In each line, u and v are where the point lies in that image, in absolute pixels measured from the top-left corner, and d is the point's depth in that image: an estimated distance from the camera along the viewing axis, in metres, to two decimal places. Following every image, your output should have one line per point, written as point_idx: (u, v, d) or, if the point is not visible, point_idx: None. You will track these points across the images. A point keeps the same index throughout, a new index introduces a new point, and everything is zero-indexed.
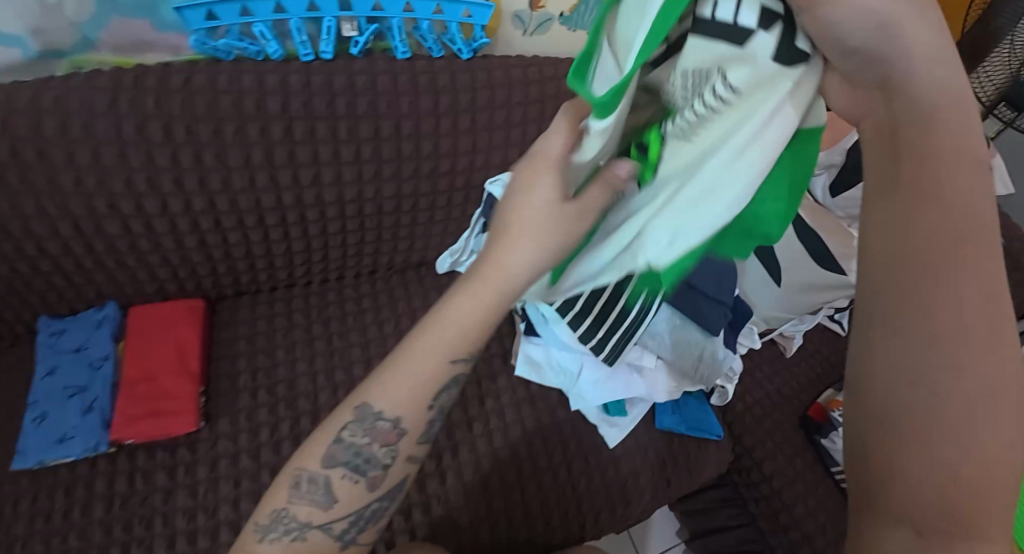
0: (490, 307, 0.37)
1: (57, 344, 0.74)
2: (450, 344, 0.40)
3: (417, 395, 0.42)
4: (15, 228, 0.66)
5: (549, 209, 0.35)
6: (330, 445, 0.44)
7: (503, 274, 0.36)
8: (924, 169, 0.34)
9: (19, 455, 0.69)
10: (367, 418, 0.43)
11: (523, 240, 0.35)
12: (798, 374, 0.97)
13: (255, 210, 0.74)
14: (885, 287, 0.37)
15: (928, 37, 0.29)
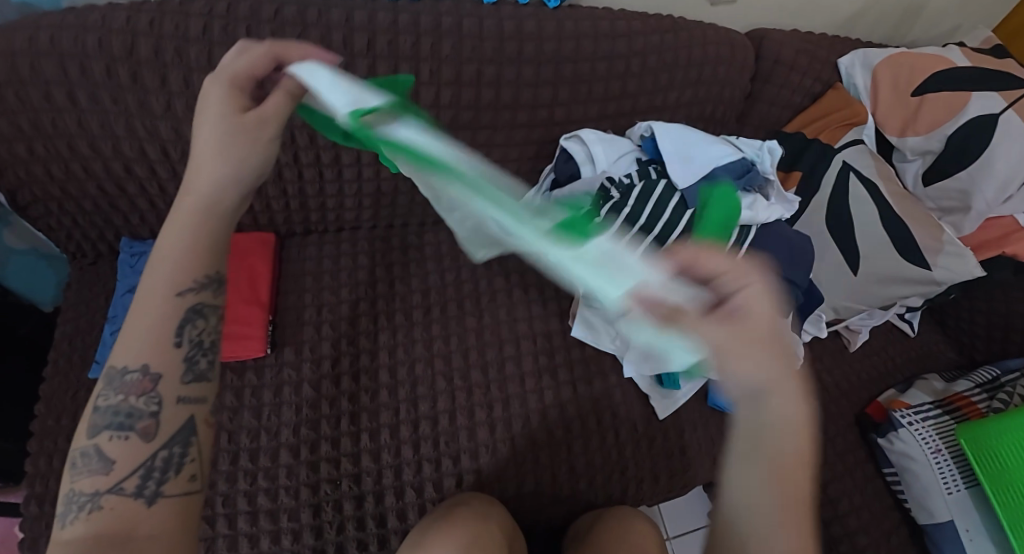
0: (192, 225, 0.40)
1: (138, 265, 0.79)
2: (188, 259, 0.40)
3: (157, 331, 0.39)
4: (106, 148, 0.70)
5: (224, 128, 0.41)
6: (98, 406, 0.38)
7: (208, 202, 0.41)
8: (769, 395, 0.42)
9: (98, 364, 0.74)
10: (119, 368, 0.38)
11: (206, 160, 0.40)
12: (859, 371, 0.94)
13: (333, 147, 0.77)
14: (756, 454, 0.43)
15: (761, 315, 0.40)
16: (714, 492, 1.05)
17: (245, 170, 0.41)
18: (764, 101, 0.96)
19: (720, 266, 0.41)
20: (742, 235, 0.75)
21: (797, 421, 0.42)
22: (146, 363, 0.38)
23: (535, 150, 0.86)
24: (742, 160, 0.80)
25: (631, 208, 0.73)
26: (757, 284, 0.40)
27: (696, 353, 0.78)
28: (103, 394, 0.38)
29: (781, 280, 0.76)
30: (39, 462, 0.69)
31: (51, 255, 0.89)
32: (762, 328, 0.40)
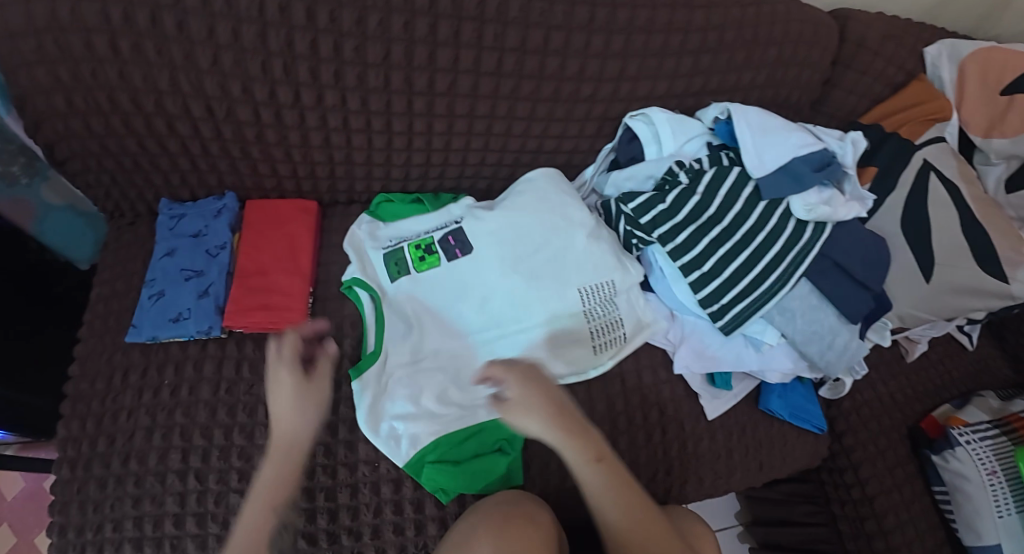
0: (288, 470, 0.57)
1: (177, 228, 0.77)
2: (268, 504, 0.55)
3: (257, 540, 0.52)
4: (148, 103, 0.67)
5: (295, 388, 0.59)
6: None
7: (288, 441, 0.58)
8: (575, 419, 0.56)
9: (134, 328, 0.71)
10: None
11: (287, 414, 0.58)
12: (914, 383, 0.90)
13: (384, 113, 0.72)
14: (597, 462, 0.55)
15: (575, 424, 0.56)
16: (745, 493, 1.02)
17: (314, 411, 0.60)
18: (843, 88, 0.88)
19: (528, 421, 0.55)
20: (813, 229, 0.74)
21: (573, 428, 0.56)
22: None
23: (596, 127, 0.81)
24: (824, 151, 0.75)
25: (700, 196, 0.73)
26: (532, 369, 0.59)
27: (750, 351, 0.77)
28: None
29: (855, 285, 0.73)
30: (72, 425, 0.68)
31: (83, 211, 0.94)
32: (575, 421, 0.56)
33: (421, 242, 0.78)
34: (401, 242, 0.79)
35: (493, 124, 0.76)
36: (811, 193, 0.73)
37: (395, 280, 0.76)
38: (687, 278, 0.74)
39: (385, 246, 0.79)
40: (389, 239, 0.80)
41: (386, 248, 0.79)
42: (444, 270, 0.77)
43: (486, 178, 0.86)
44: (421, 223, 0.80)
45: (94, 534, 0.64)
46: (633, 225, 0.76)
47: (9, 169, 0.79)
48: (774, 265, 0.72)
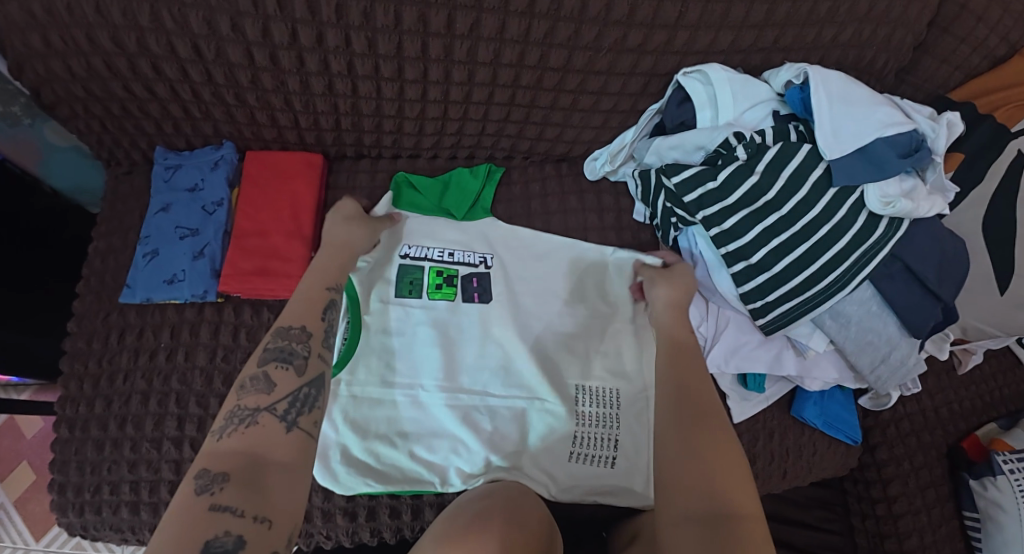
0: (341, 253, 0.59)
1: (172, 181, 0.72)
2: (314, 277, 0.54)
3: (311, 308, 0.50)
4: (130, 42, 0.60)
5: (342, 215, 0.63)
6: (268, 346, 0.45)
7: (340, 245, 0.60)
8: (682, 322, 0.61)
9: (128, 289, 0.68)
10: (286, 326, 0.47)
11: (339, 227, 0.62)
12: (962, 399, 0.82)
13: (395, 58, 0.63)
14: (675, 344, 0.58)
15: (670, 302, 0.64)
16: None
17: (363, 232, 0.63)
18: (936, 55, 0.75)
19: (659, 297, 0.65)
20: (886, 225, 0.63)
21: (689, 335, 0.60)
22: (304, 325, 0.48)
23: (641, 84, 0.70)
24: (914, 132, 0.63)
25: (758, 176, 0.64)
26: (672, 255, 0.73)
27: (792, 355, 0.70)
28: (271, 340, 0.46)
29: (927, 294, 0.64)
30: (71, 385, 0.68)
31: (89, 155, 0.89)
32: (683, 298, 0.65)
33: (446, 271, 0.73)
34: (423, 258, 0.73)
35: (520, 74, 0.66)
36: (891, 182, 0.62)
37: (400, 295, 0.71)
38: (731, 271, 0.66)
39: (403, 256, 0.73)
40: (410, 247, 0.74)
41: (404, 260, 0.73)
42: (454, 308, 0.72)
43: (510, 138, 0.76)
44: (445, 241, 0.75)
45: (92, 495, 0.66)
46: (674, 202, 0.68)
47: (9, 110, 0.75)
48: (834, 266, 0.63)
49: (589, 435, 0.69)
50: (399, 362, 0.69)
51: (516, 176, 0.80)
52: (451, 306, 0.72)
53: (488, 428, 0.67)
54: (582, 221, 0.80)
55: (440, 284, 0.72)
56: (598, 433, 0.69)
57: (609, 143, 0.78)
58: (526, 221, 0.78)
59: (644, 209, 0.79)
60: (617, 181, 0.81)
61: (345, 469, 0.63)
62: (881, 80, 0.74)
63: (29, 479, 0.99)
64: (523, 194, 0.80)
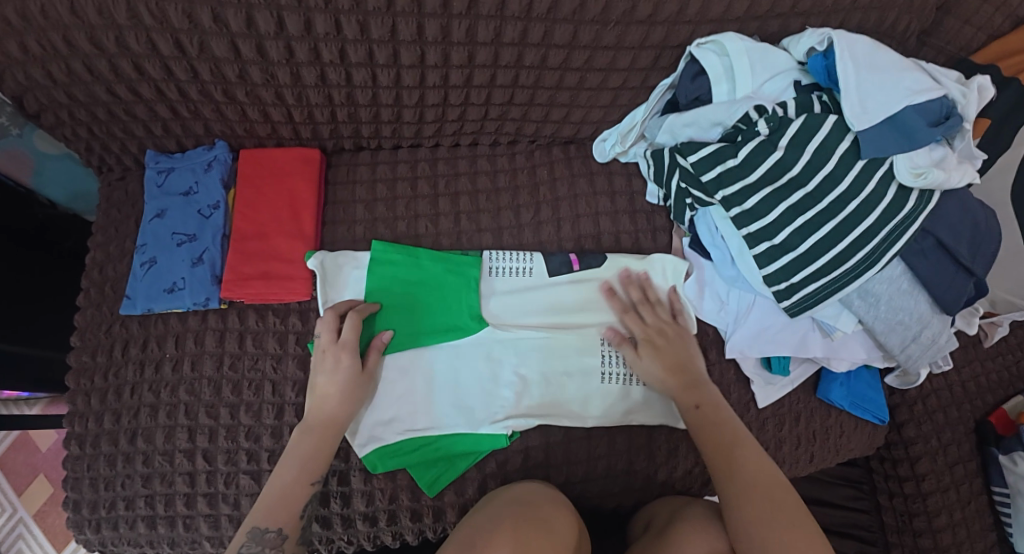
0: (320, 436, 0.55)
1: (165, 185, 0.69)
2: (304, 468, 0.53)
3: (287, 506, 0.51)
4: (108, 42, 0.56)
5: (348, 382, 0.57)
6: (241, 547, 0.46)
7: (330, 424, 0.56)
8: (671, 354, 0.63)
9: (128, 300, 0.66)
10: (263, 528, 0.48)
11: (333, 396, 0.57)
12: (988, 371, 0.78)
13: (390, 42, 0.59)
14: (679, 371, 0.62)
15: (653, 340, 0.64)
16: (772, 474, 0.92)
17: (348, 400, 0.57)
18: (960, 15, 0.70)
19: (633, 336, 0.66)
20: (917, 198, 0.60)
21: (688, 374, 0.61)
22: (281, 526, 0.49)
23: (652, 58, 0.66)
24: (944, 98, 0.58)
25: (781, 152, 0.60)
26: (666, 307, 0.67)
27: (818, 336, 0.67)
28: (246, 542, 0.47)
29: (959, 269, 0.61)
30: (78, 401, 0.67)
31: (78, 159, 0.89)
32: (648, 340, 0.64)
33: (457, 252, 0.70)
34: (494, 266, 0.70)
35: (524, 54, 0.62)
36: (920, 152, 0.58)
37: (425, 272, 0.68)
38: (753, 253, 0.63)
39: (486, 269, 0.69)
40: (493, 260, 0.70)
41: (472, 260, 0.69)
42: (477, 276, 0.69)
43: (514, 121, 0.72)
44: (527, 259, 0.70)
45: (108, 511, 0.65)
46: (691, 182, 0.65)
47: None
48: (863, 245, 0.60)
49: (617, 373, 0.67)
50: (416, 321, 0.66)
51: (521, 162, 0.76)
52: (496, 283, 0.69)
53: (514, 383, 0.66)
54: (594, 206, 0.74)
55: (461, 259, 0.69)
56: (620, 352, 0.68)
57: (618, 123, 0.74)
58: (535, 208, 0.74)
59: (656, 191, 0.74)
60: (627, 162, 0.76)
61: (375, 439, 0.62)
62: (902, 44, 0.70)
63: (46, 491, 1.04)
64: (531, 180, 0.75)
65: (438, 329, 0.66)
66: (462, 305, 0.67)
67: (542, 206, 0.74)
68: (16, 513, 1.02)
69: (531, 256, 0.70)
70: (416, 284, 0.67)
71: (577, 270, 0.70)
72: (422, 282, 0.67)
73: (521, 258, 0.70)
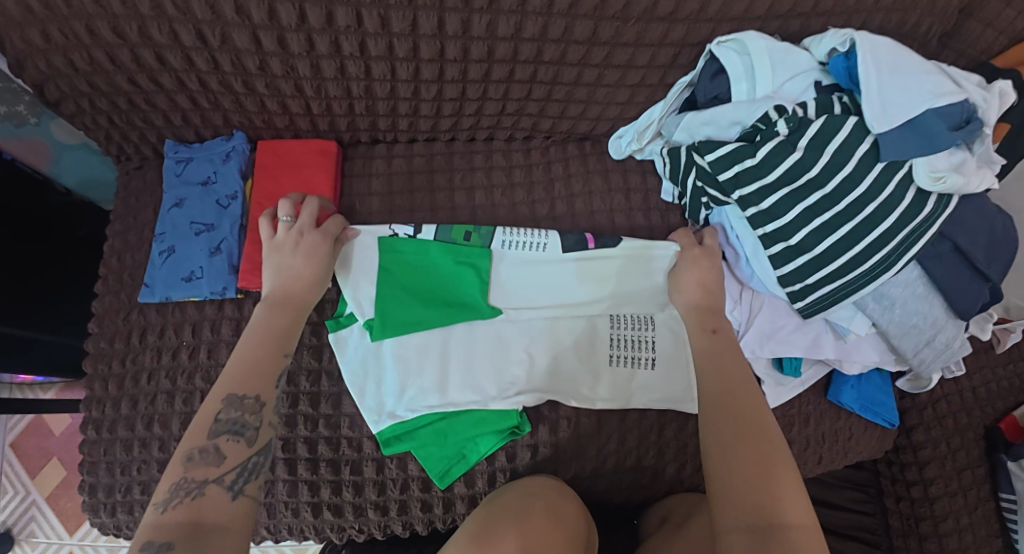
0: (287, 315, 0.55)
1: (184, 174, 0.70)
2: (276, 339, 0.53)
3: (266, 376, 0.50)
4: (132, 31, 0.57)
5: (306, 255, 0.59)
6: (219, 416, 0.45)
7: (297, 300, 0.57)
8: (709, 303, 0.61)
9: (147, 288, 0.67)
10: (240, 394, 0.47)
11: (300, 272, 0.58)
12: (999, 378, 0.78)
13: (410, 36, 0.59)
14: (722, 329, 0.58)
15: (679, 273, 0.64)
16: None
17: (314, 278, 0.59)
18: (982, 19, 0.69)
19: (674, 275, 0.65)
20: (935, 202, 0.59)
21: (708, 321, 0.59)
22: (257, 391, 0.48)
23: (671, 55, 0.65)
24: (965, 103, 0.58)
25: (801, 153, 0.60)
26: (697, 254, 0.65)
27: (830, 337, 0.68)
28: (225, 408, 0.46)
29: (974, 274, 0.61)
30: (96, 386, 0.68)
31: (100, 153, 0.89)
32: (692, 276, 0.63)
33: (468, 226, 0.69)
34: (507, 242, 0.69)
35: (543, 49, 0.62)
36: (940, 156, 0.58)
37: (439, 249, 0.67)
38: (768, 252, 0.63)
39: (500, 244, 0.69)
40: (505, 236, 0.69)
41: (486, 236, 0.69)
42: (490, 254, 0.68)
43: (531, 116, 0.72)
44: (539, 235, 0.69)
45: (123, 496, 0.66)
46: (707, 181, 0.65)
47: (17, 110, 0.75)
48: (880, 247, 0.60)
49: (629, 357, 0.68)
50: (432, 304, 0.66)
51: (537, 157, 0.76)
52: (512, 260, 0.69)
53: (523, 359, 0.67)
54: (608, 203, 0.74)
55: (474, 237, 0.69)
56: (634, 335, 0.69)
57: (634, 120, 0.74)
58: (550, 204, 0.74)
59: (671, 188, 0.74)
60: (643, 159, 0.76)
61: (390, 415, 0.63)
62: (923, 47, 0.70)
63: (60, 474, 1.06)
64: (546, 175, 0.75)
65: (456, 313, 0.66)
66: (477, 281, 0.67)
67: (557, 202, 0.74)
68: (29, 495, 1.04)
69: (546, 233, 0.69)
70: (427, 260, 0.67)
71: (592, 249, 0.69)
72: (433, 256, 0.67)
73: (534, 235, 0.69)
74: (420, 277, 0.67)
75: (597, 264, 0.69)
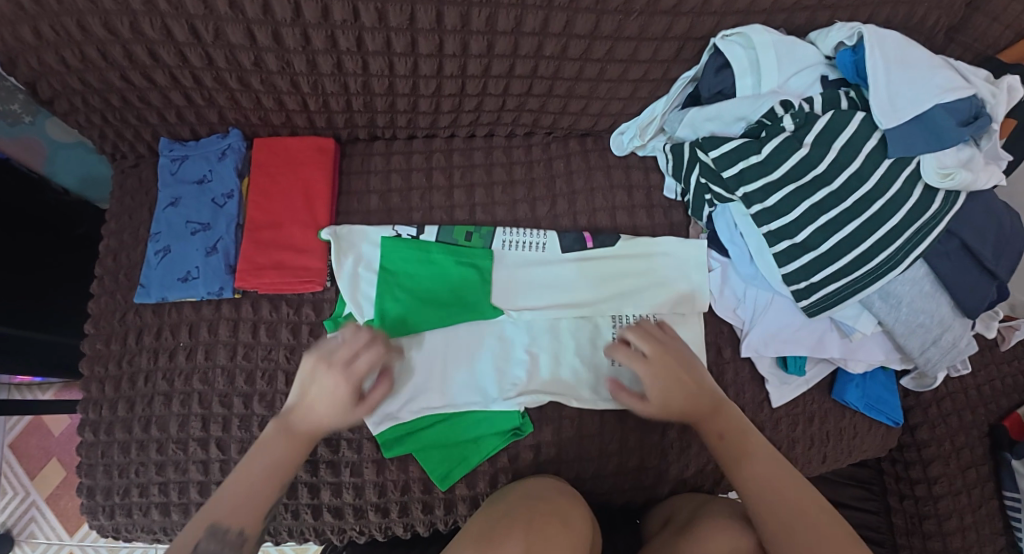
0: (290, 448, 0.53)
1: (179, 172, 0.69)
2: (269, 481, 0.51)
3: (255, 509, 0.49)
4: (123, 27, 0.55)
5: (334, 400, 0.54)
6: (199, 547, 0.45)
7: (312, 432, 0.54)
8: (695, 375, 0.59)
9: (142, 288, 0.66)
10: (224, 527, 0.47)
11: (317, 416, 0.54)
12: (1004, 375, 0.78)
13: (408, 30, 0.58)
14: (716, 406, 0.58)
15: (665, 346, 0.61)
16: None
17: (334, 424, 0.54)
18: (990, 12, 0.68)
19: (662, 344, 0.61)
20: (942, 199, 0.58)
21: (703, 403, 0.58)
22: (243, 526, 0.48)
23: (674, 50, 0.64)
24: (973, 98, 0.57)
25: (807, 148, 0.59)
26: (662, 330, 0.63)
27: (836, 337, 0.67)
28: (205, 540, 0.45)
29: (982, 271, 0.60)
30: (92, 388, 0.67)
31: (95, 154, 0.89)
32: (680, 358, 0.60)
33: (469, 227, 0.70)
34: (508, 242, 0.70)
35: (544, 44, 0.61)
36: (948, 152, 0.57)
37: (439, 248, 0.68)
38: (774, 251, 0.62)
39: (502, 242, 0.70)
40: (506, 234, 0.70)
41: (488, 236, 0.70)
42: (492, 251, 0.69)
43: (531, 112, 0.71)
44: (541, 236, 0.70)
45: (121, 499, 0.66)
46: (711, 178, 0.64)
47: (10, 107, 0.75)
48: (888, 245, 0.59)
49: None
50: (432, 301, 0.66)
51: (538, 154, 0.75)
52: (514, 256, 0.70)
53: (526, 357, 0.66)
54: (610, 200, 0.73)
55: (476, 236, 0.69)
56: None
57: (636, 115, 0.73)
58: (551, 201, 0.73)
59: (674, 185, 0.73)
60: (645, 156, 0.75)
61: (388, 417, 0.62)
62: (929, 40, 0.68)
63: (59, 475, 1.05)
64: (547, 172, 0.74)
65: (455, 310, 0.66)
66: (478, 279, 0.67)
67: (558, 199, 0.73)
68: (28, 497, 1.04)
69: (545, 233, 0.70)
70: (429, 260, 0.68)
71: (590, 247, 0.70)
72: (434, 256, 0.67)
73: (531, 233, 0.70)
74: (422, 278, 0.67)
75: (599, 261, 0.70)
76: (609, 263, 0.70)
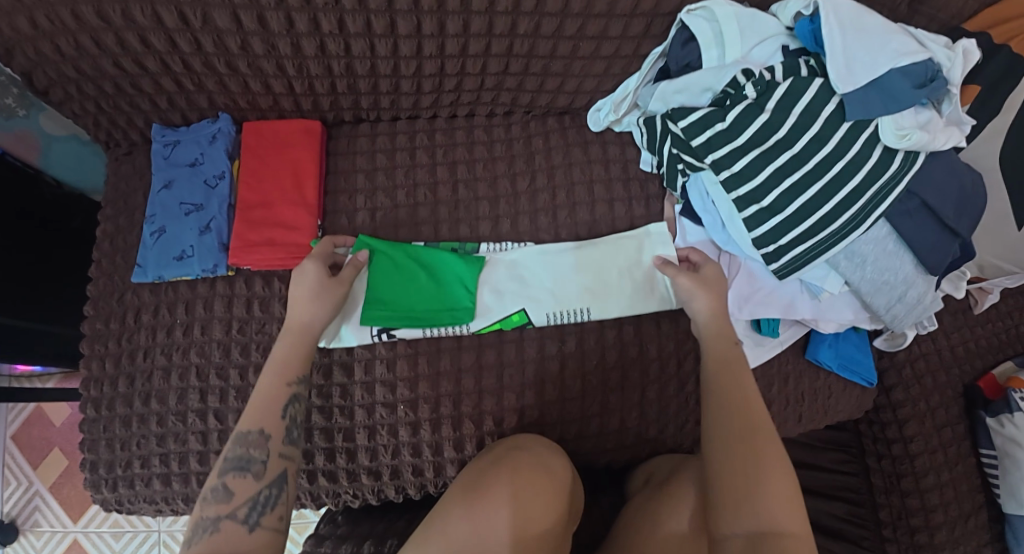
0: (292, 345, 0.57)
1: (172, 157, 0.72)
2: (277, 370, 0.55)
3: (269, 408, 0.53)
4: (115, 15, 0.58)
5: (312, 286, 0.60)
6: (227, 457, 0.49)
7: (302, 329, 0.59)
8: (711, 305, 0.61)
9: (139, 268, 0.69)
10: (244, 432, 0.51)
11: (302, 306, 0.59)
12: (977, 336, 0.80)
13: (386, 11, 0.61)
14: (719, 333, 0.59)
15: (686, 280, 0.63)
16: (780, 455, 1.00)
17: (320, 310, 0.60)
18: None
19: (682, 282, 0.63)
20: (902, 159, 0.61)
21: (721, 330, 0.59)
22: (262, 426, 0.51)
23: (643, 26, 0.67)
24: (929, 62, 0.59)
25: (769, 114, 0.62)
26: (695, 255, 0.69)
27: (806, 298, 0.69)
28: (229, 449, 0.49)
29: (943, 228, 0.62)
30: (93, 365, 0.69)
31: (89, 143, 0.93)
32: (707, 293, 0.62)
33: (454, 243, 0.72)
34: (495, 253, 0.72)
35: (517, 22, 0.64)
36: (906, 114, 0.59)
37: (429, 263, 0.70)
38: (743, 216, 0.65)
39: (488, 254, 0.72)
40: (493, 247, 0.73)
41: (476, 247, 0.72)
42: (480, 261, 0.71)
43: (510, 91, 0.74)
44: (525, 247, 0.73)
45: (124, 470, 0.68)
46: (682, 147, 0.66)
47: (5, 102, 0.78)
48: (851, 205, 0.61)
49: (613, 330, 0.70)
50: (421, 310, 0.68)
51: (517, 132, 0.78)
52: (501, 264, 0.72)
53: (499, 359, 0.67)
54: (588, 173, 0.76)
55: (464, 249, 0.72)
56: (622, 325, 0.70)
57: (611, 92, 0.75)
58: (531, 176, 0.75)
59: (650, 158, 0.75)
60: (622, 131, 0.78)
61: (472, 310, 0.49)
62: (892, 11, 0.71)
63: (62, 463, 1.08)
64: (526, 149, 0.77)
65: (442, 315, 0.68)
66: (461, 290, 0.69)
67: (538, 174, 0.75)
68: (33, 485, 1.06)
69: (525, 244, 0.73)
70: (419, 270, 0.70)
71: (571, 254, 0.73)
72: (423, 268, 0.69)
73: (513, 245, 0.73)
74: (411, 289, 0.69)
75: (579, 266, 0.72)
76: (594, 269, 0.71)
